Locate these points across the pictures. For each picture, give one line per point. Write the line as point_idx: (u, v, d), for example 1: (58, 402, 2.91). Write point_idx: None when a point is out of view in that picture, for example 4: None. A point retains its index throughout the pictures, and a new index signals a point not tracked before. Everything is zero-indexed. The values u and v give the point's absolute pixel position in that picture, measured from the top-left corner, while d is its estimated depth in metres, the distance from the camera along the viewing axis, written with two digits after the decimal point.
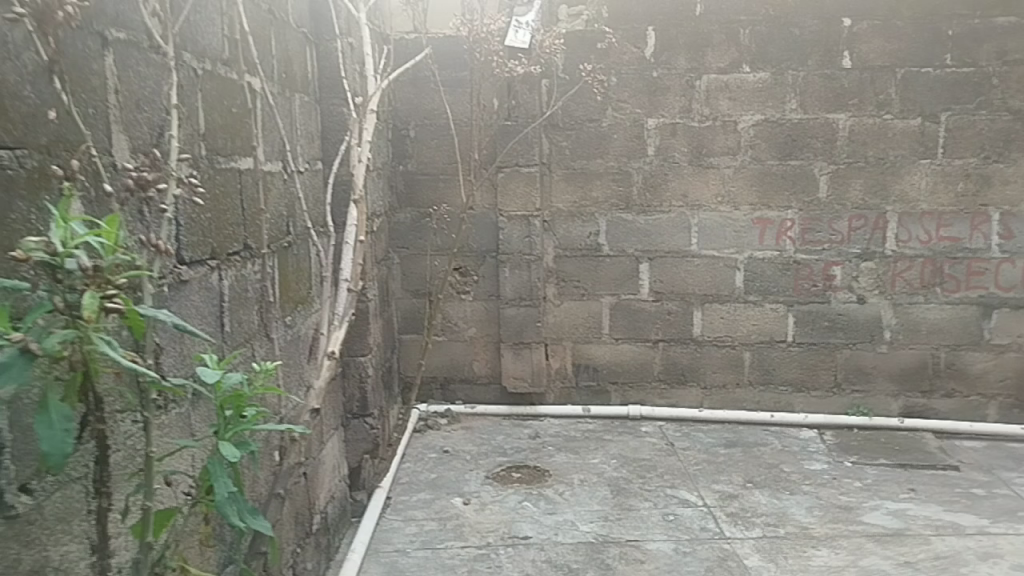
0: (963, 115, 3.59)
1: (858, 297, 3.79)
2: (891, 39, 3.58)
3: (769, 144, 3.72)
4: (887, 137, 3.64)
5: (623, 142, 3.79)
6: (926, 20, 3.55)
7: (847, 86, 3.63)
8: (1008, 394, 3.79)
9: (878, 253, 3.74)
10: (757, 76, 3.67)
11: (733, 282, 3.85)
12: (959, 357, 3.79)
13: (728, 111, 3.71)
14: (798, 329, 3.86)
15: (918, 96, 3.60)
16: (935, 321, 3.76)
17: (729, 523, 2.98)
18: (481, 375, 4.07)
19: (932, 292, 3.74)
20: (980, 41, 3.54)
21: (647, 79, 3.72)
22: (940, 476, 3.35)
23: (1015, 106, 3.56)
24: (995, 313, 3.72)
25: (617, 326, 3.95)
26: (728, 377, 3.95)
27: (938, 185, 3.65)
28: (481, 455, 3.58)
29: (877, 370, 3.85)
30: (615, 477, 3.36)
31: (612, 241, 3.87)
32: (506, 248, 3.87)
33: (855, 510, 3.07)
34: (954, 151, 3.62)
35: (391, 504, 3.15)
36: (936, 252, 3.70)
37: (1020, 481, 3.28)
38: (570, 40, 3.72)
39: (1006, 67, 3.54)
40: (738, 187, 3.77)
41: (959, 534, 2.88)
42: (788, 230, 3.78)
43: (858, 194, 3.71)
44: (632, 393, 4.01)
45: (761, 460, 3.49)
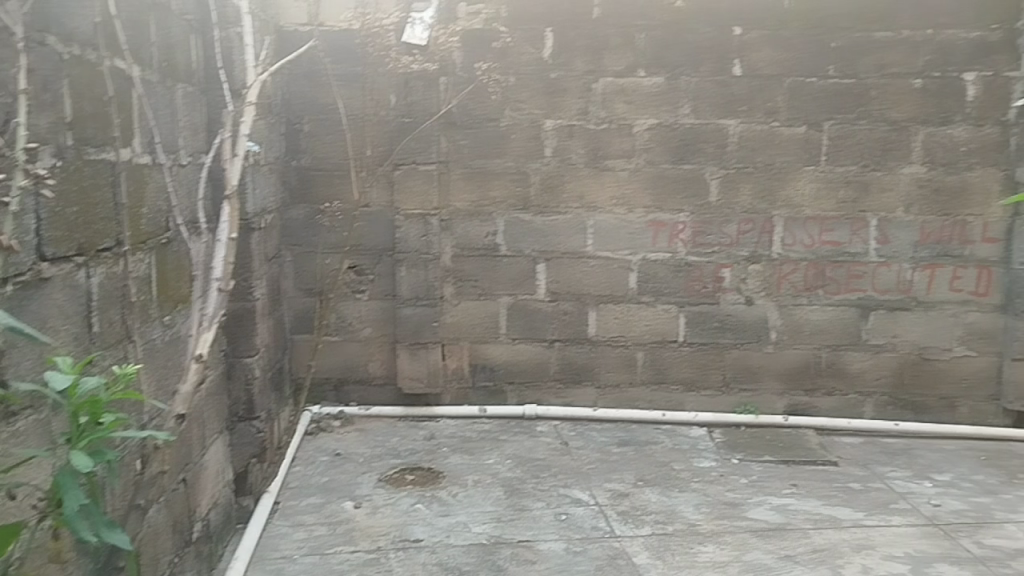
0: (844, 125, 3.73)
1: (746, 299, 3.90)
2: (779, 49, 3.69)
3: (663, 148, 3.79)
4: (775, 143, 3.76)
5: (522, 142, 3.79)
6: (812, 32, 3.68)
7: (738, 93, 3.73)
8: (884, 392, 3.94)
9: (765, 256, 3.86)
10: (652, 80, 3.74)
11: (628, 283, 3.91)
12: (839, 357, 3.93)
13: (624, 115, 3.76)
14: (689, 329, 3.94)
15: (803, 104, 3.73)
16: (817, 322, 3.90)
17: (620, 521, 3.02)
18: (375, 376, 4.00)
19: (815, 294, 3.88)
20: (862, 54, 3.68)
21: (545, 81, 3.74)
22: (820, 472, 3.47)
23: (892, 117, 3.72)
24: (872, 315, 3.87)
25: (514, 327, 3.95)
26: (622, 377, 3.99)
27: (821, 191, 3.79)
28: (374, 457, 3.52)
29: (763, 369, 3.96)
30: (509, 478, 3.36)
31: (509, 241, 3.87)
32: (402, 247, 3.82)
33: (740, 507, 3.15)
34: (837, 159, 3.76)
35: (279, 510, 3.06)
36: (819, 256, 3.84)
37: (894, 476, 3.43)
38: (469, 39, 3.70)
39: (885, 80, 3.69)
40: (633, 190, 3.83)
41: (836, 527, 3.00)
42: (680, 233, 3.86)
43: (747, 199, 3.81)
44: (527, 393, 4.01)
45: (653, 459, 3.56)
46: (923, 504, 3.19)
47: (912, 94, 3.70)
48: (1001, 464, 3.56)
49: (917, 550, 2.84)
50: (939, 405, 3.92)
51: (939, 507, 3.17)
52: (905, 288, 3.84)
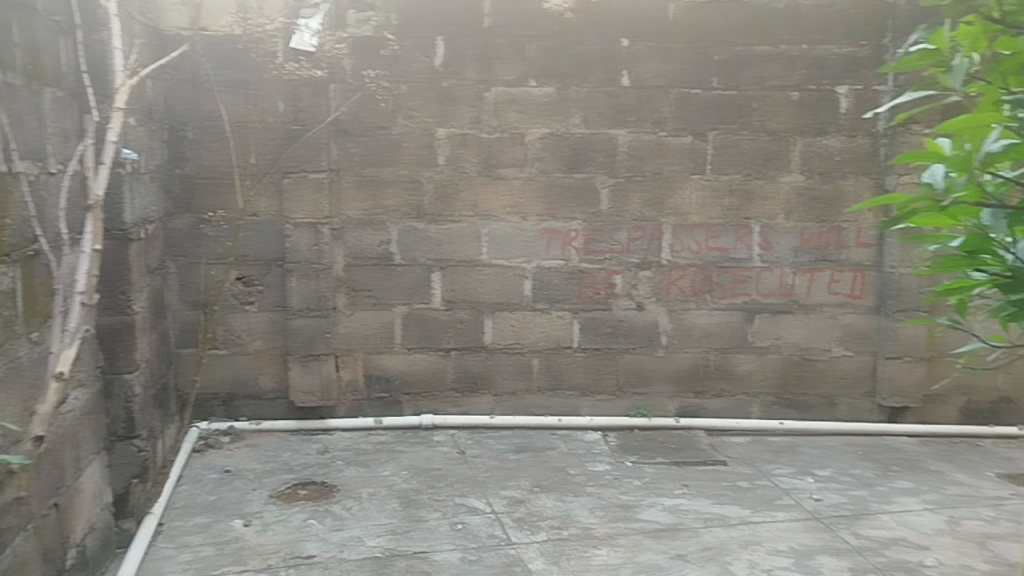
0: (728, 135, 3.86)
1: (637, 304, 3.98)
2: (664, 61, 3.80)
3: (555, 157, 3.83)
4: (662, 152, 3.86)
5: (414, 151, 3.77)
6: (695, 45, 3.80)
7: (626, 103, 3.82)
8: (769, 392, 4.09)
9: (655, 263, 3.95)
10: (543, 90, 3.79)
11: (523, 291, 3.94)
12: (727, 360, 4.05)
13: (516, 124, 3.80)
14: (583, 335, 3.99)
15: (689, 115, 3.84)
16: (705, 326, 4.01)
17: (515, 528, 3.03)
18: (267, 390, 3.90)
19: (703, 299, 4.00)
20: (742, 67, 3.82)
21: (436, 89, 3.74)
22: (710, 471, 3.58)
23: (772, 128, 3.87)
24: (757, 318, 4.01)
25: (409, 336, 3.92)
26: (518, 384, 4.01)
27: (706, 199, 3.91)
28: (265, 474, 3.43)
29: (655, 373, 4.04)
30: (405, 489, 3.33)
31: (403, 250, 3.84)
32: (292, 257, 3.74)
33: (633, 509, 3.21)
34: (721, 167, 3.88)
35: (163, 531, 2.94)
36: (706, 262, 3.96)
37: (779, 474, 3.56)
38: (359, 46, 3.67)
39: (765, 92, 3.84)
40: (526, 198, 3.86)
41: (724, 525, 3.09)
42: (572, 241, 3.91)
43: (637, 207, 3.90)
44: (424, 403, 3.98)
45: (549, 464, 3.59)
46: (805, 499, 3.33)
47: (790, 105, 3.86)
48: (876, 459, 3.74)
49: (799, 544, 2.95)
50: (820, 404, 4.09)
51: (820, 501, 3.31)
52: (787, 292, 4.00)
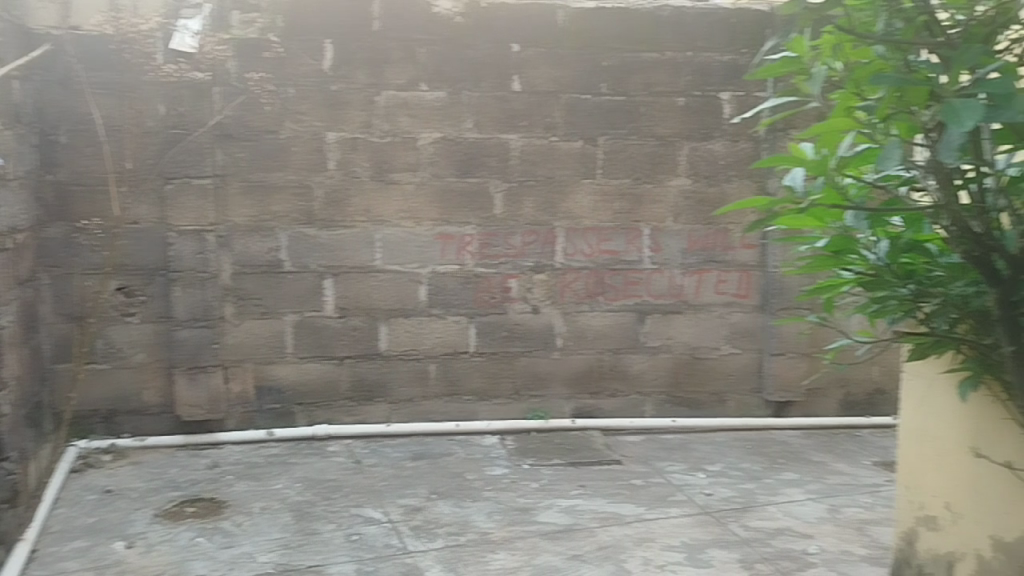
0: (617, 140, 3.93)
1: (532, 308, 4.01)
2: (554, 67, 3.85)
3: (447, 162, 3.82)
4: (554, 157, 3.90)
5: (304, 155, 3.70)
6: (583, 51, 3.86)
7: (517, 108, 3.84)
8: (662, 391, 4.17)
9: (549, 266, 3.98)
10: (434, 94, 3.77)
11: (418, 297, 3.91)
12: (621, 360, 4.12)
13: (408, 128, 3.77)
14: (479, 340, 3.99)
15: (579, 120, 3.90)
16: (599, 328, 4.07)
17: (413, 536, 2.99)
18: (151, 405, 3.74)
19: (597, 301, 4.06)
20: (630, 73, 3.90)
21: (326, 93, 3.68)
22: (605, 471, 3.63)
23: (660, 133, 3.96)
24: (648, 319, 4.10)
25: (301, 345, 3.83)
26: (415, 390, 3.97)
27: (597, 203, 3.97)
28: (149, 492, 3.28)
29: (551, 375, 4.07)
30: (298, 502, 3.24)
31: (293, 257, 3.76)
32: (176, 266, 3.61)
33: (531, 511, 3.23)
34: (612, 172, 3.95)
35: (38, 558, 2.78)
36: (598, 265, 4.02)
37: (672, 471, 3.64)
38: (244, 48, 3.58)
39: (652, 98, 3.93)
40: (419, 203, 3.83)
41: (620, 523, 3.14)
42: (466, 245, 3.91)
43: (530, 211, 3.93)
44: (318, 413, 3.90)
45: (446, 470, 3.57)
46: (697, 494, 3.42)
47: (676, 111, 3.96)
48: (763, 452, 3.87)
49: (691, 538, 3.02)
50: (710, 401, 4.21)
51: (711, 496, 3.40)
52: (677, 293, 4.10)
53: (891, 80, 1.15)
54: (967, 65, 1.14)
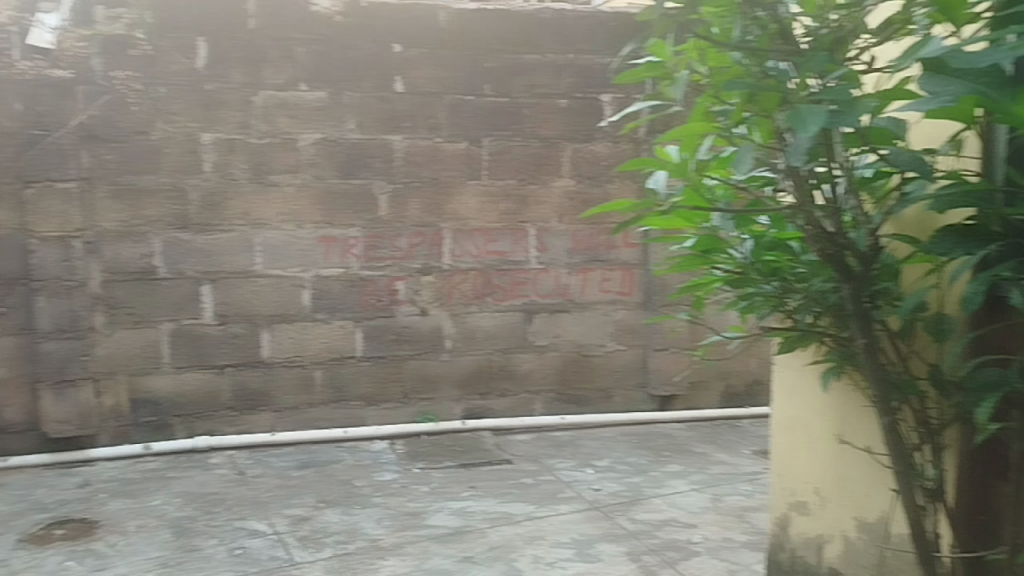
0: (501, 141, 3.95)
1: (420, 310, 3.98)
2: (437, 68, 3.83)
3: (329, 163, 3.75)
4: (438, 159, 3.89)
5: (177, 157, 3.56)
6: (465, 52, 3.87)
7: (400, 109, 3.81)
8: (550, 389, 4.21)
9: (435, 268, 3.96)
10: (314, 94, 3.70)
11: (301, 301, 3.82)
12: (510, 360, 4.14)
13: (287, 129, 3.68)
14: (366, 344, 3.93)
15: (462, 121, 3.89)
16: (487, 328, 4.08)
17: (299, 547, 2.92)
18: (14, 423, 3.51)
19: (485, 302, 4.06)
20: (512, 74, 3.93)
21: (200, 92, 3.56)
22: (496, 471, 3.64)
23: (543, 134, 4.01)
24: (536, 318, 4.13)
25: (179, 354, 3.69)
26: (300, 398, 3.88)
27: (483, 204, 3.97)
28: (13, 516, 3.09)
29: (440, 378, 4.05)
30: (177, 518, 3.11)
31: (168, 263, 3.61)
32: (39, 275, 3.41)
33: (421, 515, 3.20)
34: (496, 173, 3.97)
35: None
36: (485, 265, 4.03)
37: (561, 468, 3.69)
38: (109, 45, 3.42)
39: (534, 99, 3.97)
40: (301, 205, 3.75)
41: (510, 522, 3.15)
42: (351, 248, 3.84)
43: (416, 213, 3.90)
44: (198, 424, 3.76)
45: (335, 478, 3.50)
46: (586, 490, 3.47)
47: (558, 113, 4.01)
48: (650, 445, 3.97)
49: (581, 534, 3.06)
50: (598, 397, 4.28)
51: (599, 491, 3.46)
52: (563, 292, 4.15)
53: (740, 88, 1.13)
54: (814, 71, 1.14)
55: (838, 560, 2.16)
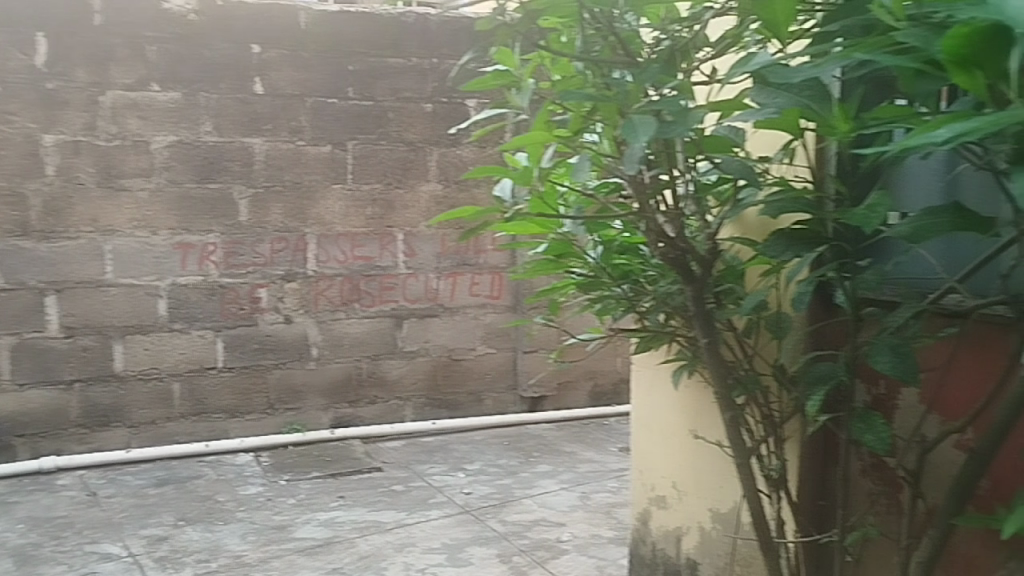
0: (366, 145, 3.91)
1: (284, 317, 3.88)
2: (297, 69, 3.75)
3: (185, 167, 3.60)
4: (301, 162, 3.80)
5: (15, 160, 3.34)
6: (327, 54, 3.80)
7: (260, 111, 3.71)
8: (420, 394, 4.19)
9: (300, 274, 3.87)
10: (167, 95, 3.54)
11: (157, 311, 3.65)
12: (379, 367, 4.09)
13: (139, 131, 3.51)
14: (228, 354, 3.80)
15: (326, 125, 3.82)
16: (355, 335, 4.01)
17: (157, 569, 2.79)
18: None
19: (352, 307, 4.00)
20: (376, 78, 3.89)
21: (40, 91, 3.35)
22: (365, 479, 3.59)
23: (408, 138, 3.98)
24: (405, 323, 4.10)
25: (21, 370, 3.46)
26: (157, 412, 3.71)
27: (349, 209, 3.91)
28: None
29: (307, 387, 3.96)
30: (20, 545, 2.91)
31: (6, 273, 3.38)
32: None
33: (288, 528, 3.12)
34: (362, 177, 3.92)
35: None
36: (352, 271, 3.97)
37: (431, 473, 3.67)
38: None
39: (399, 103, 3.95)
40: (155, 210, 3.58)
41: (380, 531, 3.11)
42: (209, 255, 3.70)
43: (278, 218, 3.80)
44: (44, 444, 3.54)
45: (194, 494, 3.36)
46: (456, 494, 3.47)
47: (423, 117, 4.00)
48: (520, 447, 4.01)
49: (452, 539, 3.06)
50: (468, 401, 4.29)
51: (470, 494, 3.47)
52: (432, 296, 4.14)
53: (577, 97, 1.15)
54: (647, 82, 1.16)
55: (694, 551, 2.24)
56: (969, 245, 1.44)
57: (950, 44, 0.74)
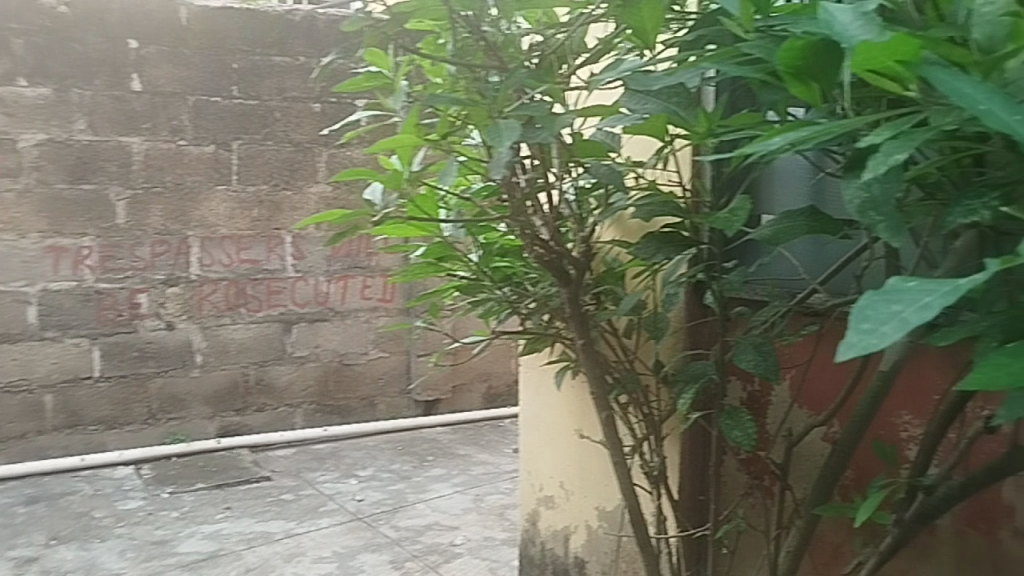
0: (251, 145, 3.81)
1: (166, 324, 3.73)
2: (177, 67, 3.63)
3: (56, 167, 3.43)
4: (182, 162, 3.67)
5: None
6: (209, 52, 3.69)
7: (138, 109, 3.56)
8: (311, 401, 4.11)
9: (183, 278, 3.74)
10: (36, 91, 3.37)
11: (26, 318, 3.47)
12: (267, 373, 3.99)
13: (4, 128, 3.33)
14: (105, 363, 3.63)
15: (208, 124, 3.71)
16: (242, 341, 3.90)
17: None
18: None
19: (238, 313, 3.89)
20: (262, 76, 3.80)
21: None
22: (253, 489, 3.49)
23: (296, 139, 3.90)
24: (294, 328, 4.02)
25: None
26: (27, 426, 3.52)
27: (233, 211, 3.80)
28: None
29: (190, 395, 3.82)
30: None
31: None
32: None
33: (169, 543, 3.00)
34: (247, 178, 3.81)
35: None
36: (238, 275, 3.86)
37: (322, 480, 3.60)
38: None
39: (286, 103, 3.86)
40: (23, 213, 3.40)
41: (268, 542, 3.02)
42: (84, 259, 3.54)
43: (158, 220, 3.65)
44: None
45: (68, 511, 3.19)
46: (348, 501, 3.41)
47: (312, 117, 3.93)
48: (413, 451, 3.97)
49: (342, 547, 3.00)
50: (361, 406, 4.23)
51: (361, 501, 3.42)
52: (322, 300, 4.07)
53: (444, 101, 1.13)
54: (514, 87, 1.15)
55: (581, 549, 2.27)
56: (829, 247, 1.50)
57: (785, 57, 0.77)
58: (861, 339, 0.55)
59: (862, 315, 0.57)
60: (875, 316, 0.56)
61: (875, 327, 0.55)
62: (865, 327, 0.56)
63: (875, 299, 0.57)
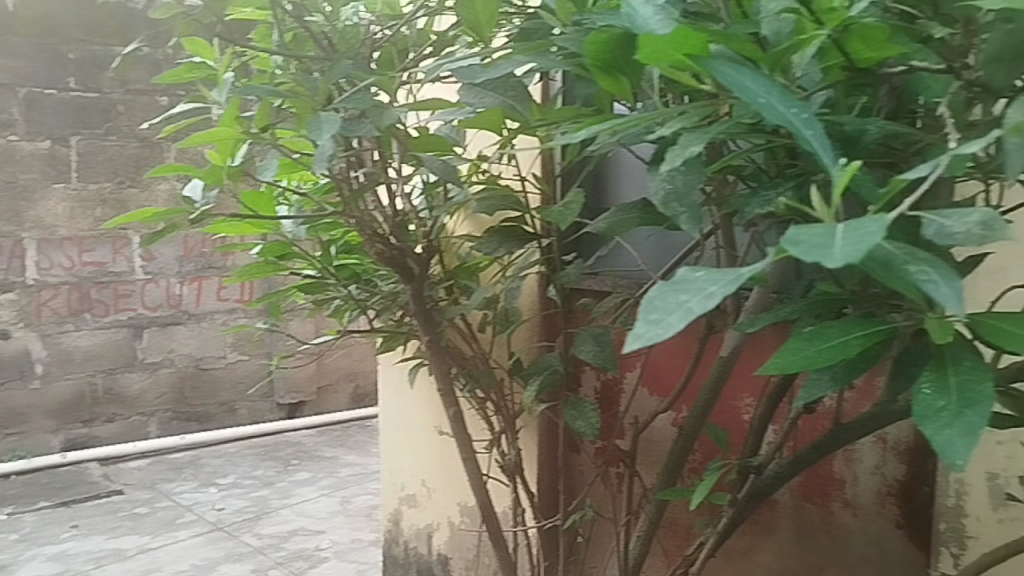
0: (92, 140, 3.59)
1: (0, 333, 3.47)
2: (6, 56, 3.38)
3: None
4: (14, 159, 3.42)
5: None
6: (42, 41, 3.45)
7: None
8: (166, 408, 3.93)
9: (18, 283, 3.48)
10: None
11: None
12: (116, 381, 3.78)
13: None
14: None
15: (43, 117, 3.47)
16: (87, 348, 3.69)
17: None
18: None
19: (82, 319, 3.67)
20: (102, 68, 3.59)
21: None
22: (103, 504, 3.29)
23: (141, 133, 3.71)
24: (146, 333, 3.85)
25: None
26: None
27: (74, 210, 3.58)
28: None
29: (30, 409, 3.57)
30: None
31: None
32: None
33: (8, 568, 2.78)
34: (88, 175, 3.59)
35: None
36: (81, 278, 3.64)
37: (179, 491, 3.44)
38: None
39: (130, 96, 3.67)
40: None
41: (119, 559, 2.85)
42: None
43: None
44: None
45: None
46: (208, 511, 3.26)
47: (157, 111, 3.76)
48: (277, 455, 3.86)
49: (201, 559, 2.86)
50: (220, 411, 4.08)
51: (222, 510, 3.28)
52: (174, 303, 3.92)
53: (259, 92, 1.08)
54: (336, 79, 1.13)
55: (445, 546, 2.25)
56: (668, 238, 1.54)
57: (592, 49, 0.77)
58: (648, 330, 0.56)
59: (650, 305, 0.57)
60: (662, 307, 0.57)
61: (662, 317, 0.56)
62: (652, 318, 0.56)
63: (663, 289, 0.58)
